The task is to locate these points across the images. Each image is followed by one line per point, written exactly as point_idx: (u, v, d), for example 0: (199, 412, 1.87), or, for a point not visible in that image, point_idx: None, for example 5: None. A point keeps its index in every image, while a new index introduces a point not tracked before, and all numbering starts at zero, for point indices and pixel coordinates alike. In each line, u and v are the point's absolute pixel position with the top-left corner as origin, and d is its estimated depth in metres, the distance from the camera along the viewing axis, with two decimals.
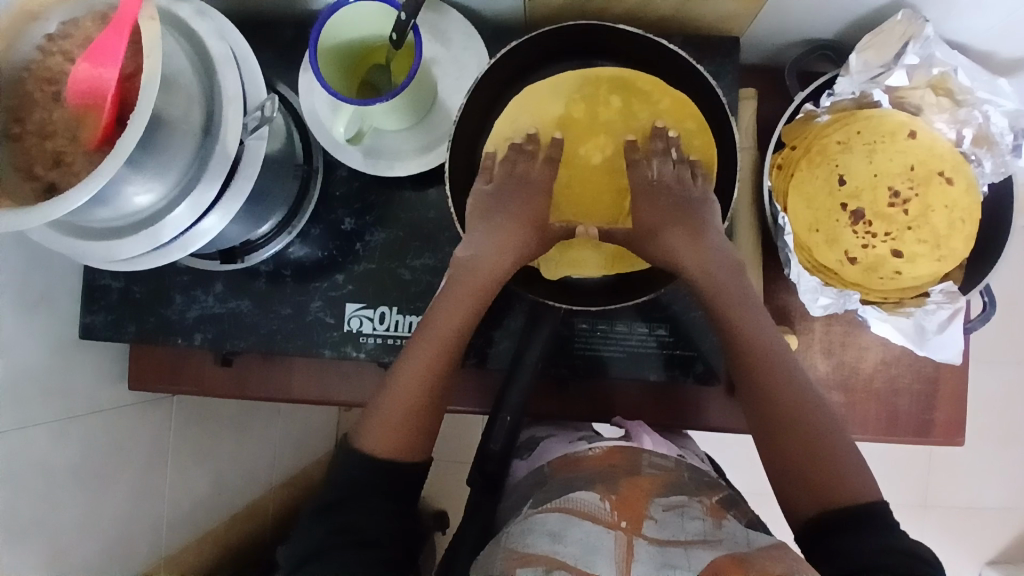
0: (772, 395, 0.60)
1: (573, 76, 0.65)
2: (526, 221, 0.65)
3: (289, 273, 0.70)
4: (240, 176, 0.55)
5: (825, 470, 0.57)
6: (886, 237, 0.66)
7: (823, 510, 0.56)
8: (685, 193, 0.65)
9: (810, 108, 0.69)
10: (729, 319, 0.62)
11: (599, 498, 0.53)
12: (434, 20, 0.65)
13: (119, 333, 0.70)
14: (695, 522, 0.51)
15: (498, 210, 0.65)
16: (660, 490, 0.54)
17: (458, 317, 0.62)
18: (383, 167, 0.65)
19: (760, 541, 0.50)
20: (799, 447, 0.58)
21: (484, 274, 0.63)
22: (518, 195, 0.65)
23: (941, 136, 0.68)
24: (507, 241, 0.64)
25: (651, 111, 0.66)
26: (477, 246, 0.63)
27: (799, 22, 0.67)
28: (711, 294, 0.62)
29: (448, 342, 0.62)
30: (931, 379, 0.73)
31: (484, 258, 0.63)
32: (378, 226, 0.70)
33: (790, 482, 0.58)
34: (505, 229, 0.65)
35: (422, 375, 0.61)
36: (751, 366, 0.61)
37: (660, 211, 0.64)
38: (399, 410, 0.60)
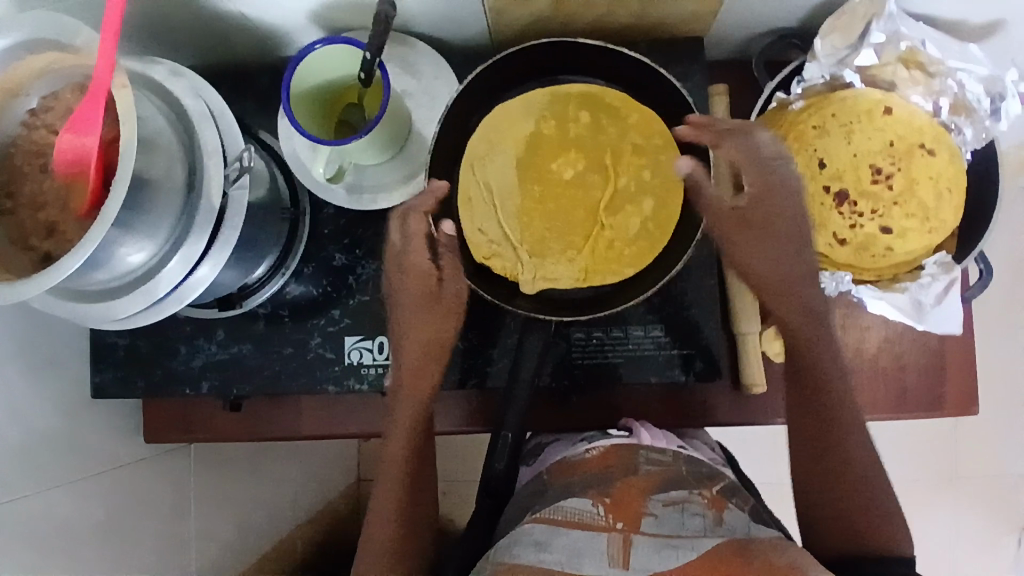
0: (833, 443, 0.62)
1: (541, 95, 0.67)
2: (434, 302, 0.65)
3: (287, 313, 0.71)
4: (226, 227, 0.56)
5: (861, 520, 0.60)
6: (873, 215, 0.67)
7: (846, 553, 0.59)
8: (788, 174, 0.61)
9: (781, 97, 0.69)
10: (815, 354, 0.63)
11: (591, 504, 0.54)
12: (403, 53, 0.67)
13: (130, 388, 0.72)
14: (694, 519, 0.53)
15: (399, 295, 0.65)
16: (658, 487, 0.56)
17: (399, 446, 0.65)
18: (366, 202, 0.66)
19: (761, 532, 0.52)
20: (839, 485, 0.61)
21: (413, 382, 0.65)
22: (400, 279, 0.65)
23: (917, 109, 0.68)
24: (428, 324, 0.65)
25: (621, 126, 0.67)
26: (400, 346, 0.66)
27: (761, 16, 0.68)
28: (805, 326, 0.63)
29: (401, 463, 0.65)
30: (937, 352, 0.72)
31: (404, 381, 0.65)
32: (369, 259, 0.71)
33: (822, 524, 0.61)
34: (421, 323, 0.65)
35: (389, 504, 0.64)
36: (825, 411, 0.62)
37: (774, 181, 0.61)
38: (378, 545, 0.63)
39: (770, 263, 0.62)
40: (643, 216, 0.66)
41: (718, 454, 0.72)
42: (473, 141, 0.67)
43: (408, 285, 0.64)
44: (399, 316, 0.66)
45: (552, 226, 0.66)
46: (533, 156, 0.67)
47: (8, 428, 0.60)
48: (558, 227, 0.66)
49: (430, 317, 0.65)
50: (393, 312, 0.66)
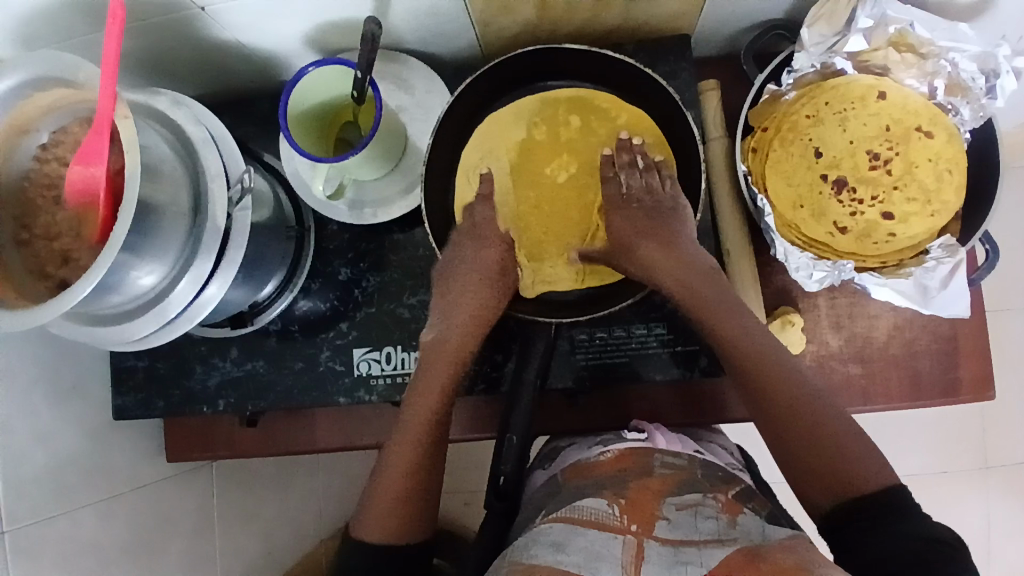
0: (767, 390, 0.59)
1: (531, 101, 0.68)
2: (477, 275, 0.69)
3: (297, 328, 0.73)
4: (232, 248, 0.58)
5: (840, 461, 0.56)
6: (873, 201, 0.66)
7: (840, 502, 0.55)
8: (657, 201, 0.69)
9: (772, 89, 0.69)
10: (725, 326, 0.61)
11: (606, 504, 0.53)
12: (396, 70, 0.69)
13: (150, 409, 0.74)
14: (709, 522, 0.51)
15: (453, 270, 0.68)
16: (672, 490, 0.55)
17: (430, 403, 0.65)
18: (369, 216, 0.68)
19: (776, 534, 0.51)
20: (807, 438, 0.58)
21: (458, 346, 0.67)
22: (465, 252, 0.69)
23: (911, 92, 0.68)
24: (475, 290, 0.69)
25: (611, 127, 0.68)
26: (452, 312, 0.68)
27: (746, 10, 0.68)
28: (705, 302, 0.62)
29: (427, 425, 0.64)
30: (949, 336, 0.71)
31: (447, 341, 0.67)
32: (373, 272, 0.72)
33: (805, 478, 0.57)
34: (466, 294, 0.68)
35: (406, 461, 0.64)
36: (750, 366, 0.60)
37: (635, 221, 0.68)
38: (388, 502, 0.63)
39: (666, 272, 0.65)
40: None
41: (738, 461, 0.69)
42: (467, 151, 0.69)
43: (472, 256, 0.69)
44: (450, 284, 0.68)
45: (550, 229, 0.69)
46: (526, 162, 0.68)
47: (34, 451, 0.62)
48: (558, 235, 0.69)
49: (484, 290, 0.69)
50: (446, 279, 0.69)
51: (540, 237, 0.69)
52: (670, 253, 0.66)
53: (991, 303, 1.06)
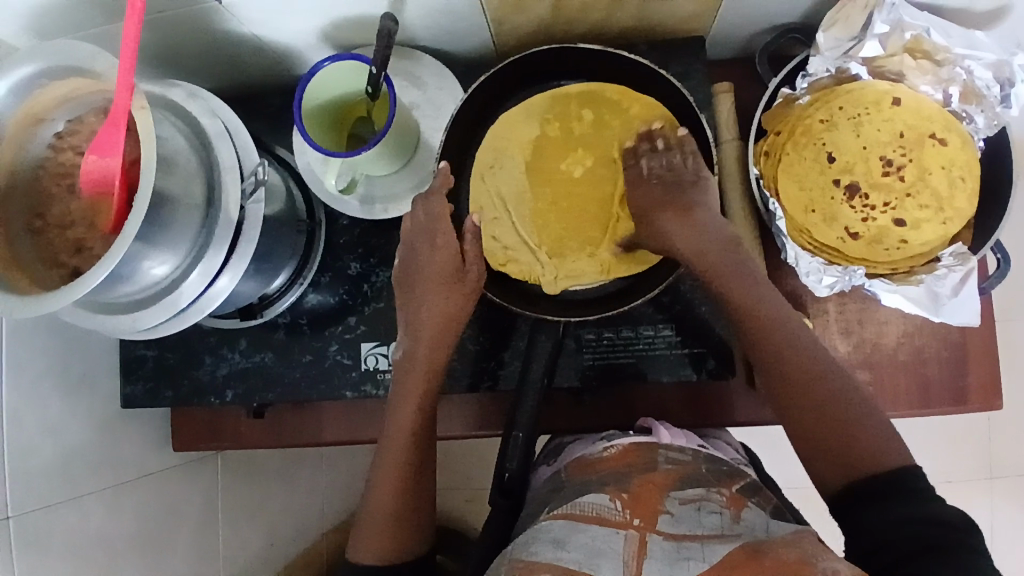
0: (784, 365, 0.59)
1: (542, 98, 0.68)
2: (442, 281, 0.66)
3: (305, 322, 0.73)
4: (244, 240, 0.58)
5: (856, 437, 0.56)
6: (886, 207, 0.66)
7: (852, 479, 0.55)
8: (679, 178, 0.64)
9: (786, 92, 0.69)
10: (742, 295, 0.61)
11: (608, 499, 0.54)
12: (408, 66, 0.69)
13: (158, 399, 0.75)
14: (712, 517, 0.52)
15: (414, 274, 0.67)
16: (675, 484, 0.55)
17: (408, 419, 0.65)
18: (381, 212, 0.68)
19: (780, 530, 0.51)
20: (817, 420, 0.58)
21: (428, 360, 0.65)
22: (425, 260, 0.66)
23: (925, 98, 0.68)
24: (440, 297, 0.66)
25: (624, 119, 0.67)
26: (418, 322, 0.66)
27: (759, 12, 0.68)
28: (718, 268, 0.62)
29: (407, 442, 0.65)
30: (959, 344, 0.71)
31: (416, 356, 0.65)
32: (383, 267, 0.73)
33: (817, 454, 0.57)
34: (433, 300, 0.66)
35: (394, 482, 0.64)
36: (766, 341, 0.60)
37: (653, 195, 0.64)
38: (382, 521, 0.63)
39: (686, 237, 0.62)
40: None
41: (743, 457, 0.69)
42: (480, 154, 0.68)
43: (432, 262, 0.66)
44: (415, 293, 0.66)
45: (563, 225, 0.67)
46: (537, 159, 0.67)
47: (44, 438, 0.63)
48: (570, 232, 0.67)
49: (451, 296, 0.66)
50: (410, 289, 0.67)
51: (553, 235, 0.67)
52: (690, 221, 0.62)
53: (1003, 311, 1.05)
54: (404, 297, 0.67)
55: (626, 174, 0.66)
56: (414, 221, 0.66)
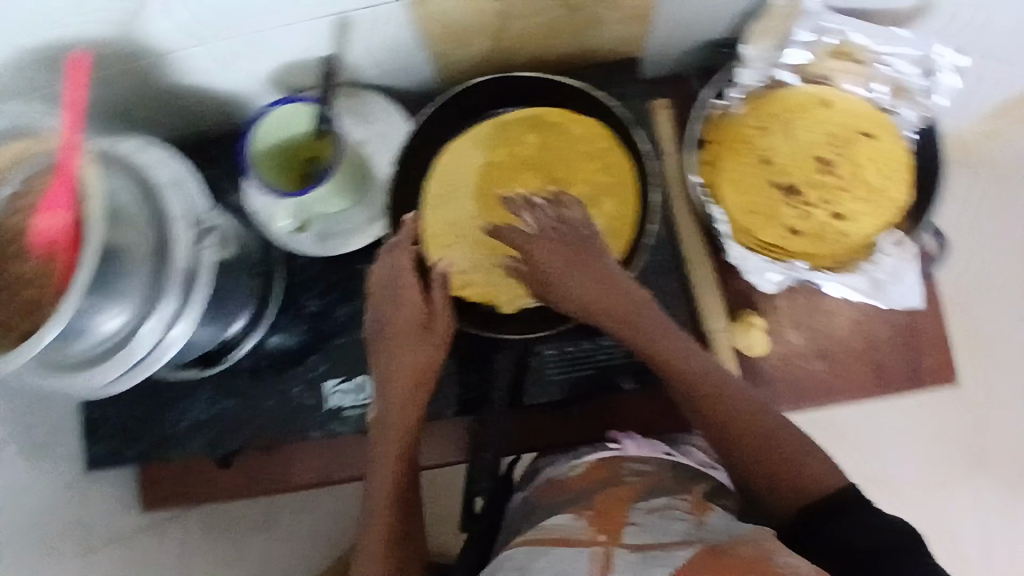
0: (716, 411, 0.57)
1: (487, 126, 0.69)
2: (405, 336, 0.62)
3: (267, 364, 0.73)
4: (197, 287, 0.57)
5: (794, 464, 0.55)
6: (824, 203, 0.69)
7: (805, 509, 0.53)
8: (573, 229, 0.60)
9: (717, 104, 0.72)
10: (668, 350, 0.59)
11: (573, 518, 0.54)
12: (356, 105, 0.68)
13: (128, 455, 0.73)
14: (677, 525, 0.51)
15: (380, 331, 0.63)
16: (639, 497, 0.56)
17: (388, 475, 0.61)
18: (336, 247, 0.69)
19: (743, 530, 0.50)
20: (757, 453, 0.56)
21: (402, 414, 0.62)
22: (392, 314, 0.62)
23: (852, 100, 0.72)
24: (411, 350, 0.62)
25: (567, 140, 0.67)
26: (389, 376, 0.62)
27: (693, 31, 0.71)
28: (641, 329, 0.60)
29: (393, 500, 0.61)
30: (907, 327, 0.73)
31: (391, 413, 0.62)
32: (342, 302, 0.73)
33: (766, 488, 0.55)
34: (407, 355, 0.62)
35: (382, 543, 0.60)
36: (697, 389, 0.58)
37: (555, 252, 0.59)
38: None
39: (602, 302, 0.59)
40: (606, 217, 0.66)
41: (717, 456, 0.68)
42: (430, 182, 0.69)
43: (398, 314, 0.62)
44: (384, 350, 0.62)
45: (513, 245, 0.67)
46: (488, 183, 0.68)
47: None
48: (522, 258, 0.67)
49: (422, 346, 0.63)
50: (378, 343, 0.63)
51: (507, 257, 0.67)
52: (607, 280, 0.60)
53: None
54: (375, 356, 0.63)
55: (511, 234, 0.60)
56: (381, 268, 0.62)
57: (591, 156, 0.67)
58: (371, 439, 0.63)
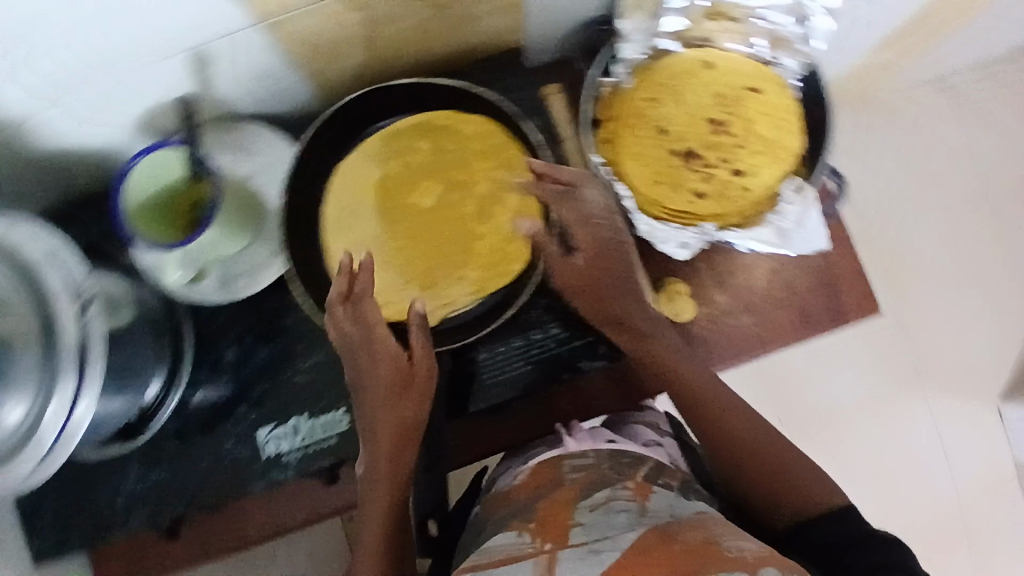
0: (723, 433, 0.63)
1: (374, 140, 0.65)
2: (385, 386, 0.60)
3: (194, 424, 0.69)
4: (93, 356, 0.52)
5: (791, 482, 0.60)
6: (723, 162, 0.70)
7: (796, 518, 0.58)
8: (602, 234, 0.62)
9: (607, 81, 0.72)
10: (686, 370, 0.65)
11: (518, 535, 0.55)
12: (236, 137, 0.65)
13: (65, 547, 0.69)
14: (620, 515, 0.53)
15: (361, 381, 0.61)
16: (583, 494, 0.57)
17: (378, 523, 0.60)
18: (243, 288, 0.66)
19: (683, 510, 0.54)
20: (760, 473, 0.61)
21: (388, 465, 0.60)
22: (368, 371, 0.60)
23: (733, 57, 0.73)
24: (393, 400, 0.60)
25: (459, 140, 0.65)
26: (374, 431, 0.61)
27: (570, 14, 0.70)
28: (654, 348, 0.66)
29: (382, 548, 0.60)
30: (823, 268, 0.75)
31: (379, 467, 0.60)
32: (260, 345, 0.69)
33: (760, 501, 0.60)
34: (388, 406, 0.60)
35: None
36: (708, 414, 0.64)
37: (594, 236, 0.62)
38: None
39: (626, 304, 0.65)
40: (513, 210, 0.64)
41: (662, 432, 0.69)
42: (326, 204, 0.64)
43: (376, 372, 0.60)
44: (369, 401, 0.61)
45: (420, 255, 0.64)
46: (384, 197, 0.64)
47: None
48: (435, 269, 0.64)
49: (405, 403, 0.61)
50: (360, 393, 0.62)
51: (417, 270, 0.64)
52: (631, 283, 0.65)
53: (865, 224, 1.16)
54: (360, 404, 0.62)
55: (569, 207, 0.60)
56: (337, 327, 0.59)
57: (487, 153, 0.64)
58: (360, 491, 0.62)
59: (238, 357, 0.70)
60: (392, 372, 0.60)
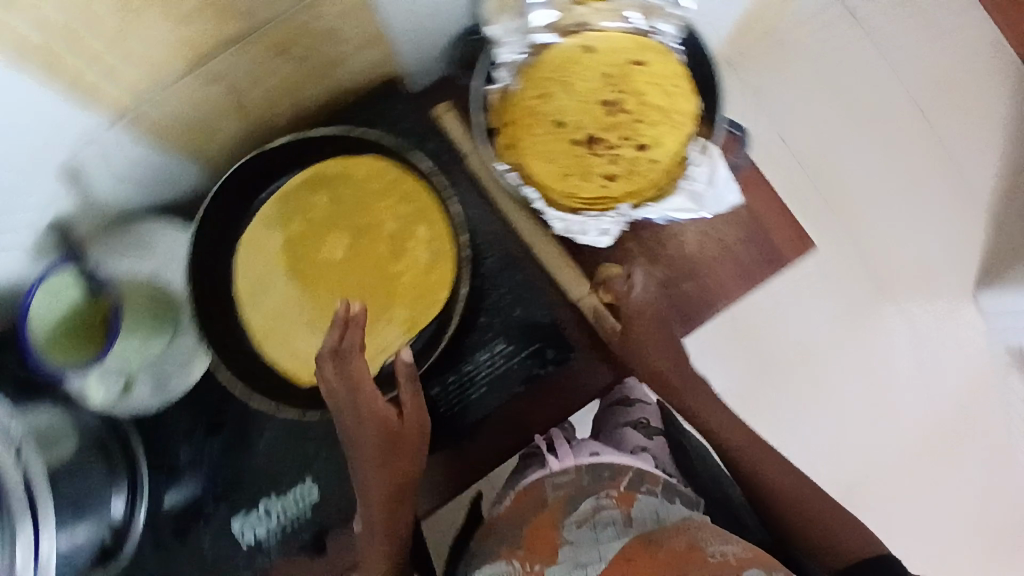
0: (761, 479, 0.66)
1: (271, 205, 0.63)
2: (375, 444, 0.57)
3: (165, 535, 0.67)
4: (44, 493, 0.49)
5: (832, 526, 0.62)
6: (625, 140, 0.70)
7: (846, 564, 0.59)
8: (638, 304, 0.68)
9: (491, 89, 0.69)
10: (718, 425, 0.69)
11: (505, 564, 0.54)
12: (128, 237, 0.63)
13: None
14: (608, 529, 0.54)
15: (354, 441, 0.57)
16: (566, 513, 0.57)
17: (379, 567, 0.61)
18: (177, 387, 0.66)
19: (670, 516, 0.55)
20: (800, 516, 0.63)
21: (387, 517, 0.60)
22: (359, 431, 0.56)
23: (610, 31, 0.70)
24: (387, 459, 0.58)
25: (355, 186, 0.64)
26: (368, 491, 0.58)
27: (438, 28, 0.68)
28: (688, 407, 0.70)
29: None
30: (748, 216, 0.75)
31: (375, 520, 0.60)
32: (212, 436, 0.68)
33: (801, 541, 0.62)
34: (382, 465, 0.58)
35: None
36: (748, 459, 0.67)
37: (639, 308, 0.68)
38: None
39: (667, 364, 0.69)
40: (426, 241, 0.62)
41: (651, 430, 0.73)
42: (239, 281, 0.62)
43: (365, 434, 0.56)
44: (359, 460, 0.58)
45: None
46: (294, 261, 0.63)
47: None
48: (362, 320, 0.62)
49: (399, 461, 0.59)
50: (352, 452, 0.58)
51: None
52: (656, 342, 0.68)
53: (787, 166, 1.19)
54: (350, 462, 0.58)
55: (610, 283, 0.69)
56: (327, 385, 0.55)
57: (387, 190, 0.63)
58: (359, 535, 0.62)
59: (193, 454, 0.67)
60: (381, 432, 0.57)
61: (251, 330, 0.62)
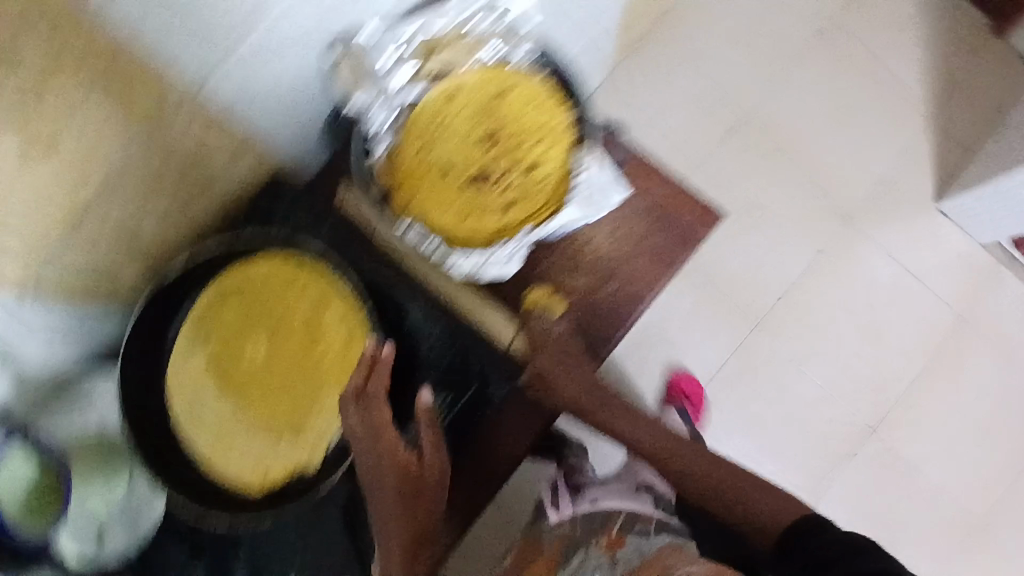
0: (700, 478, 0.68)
1: (186, 327, 0.65)
2: (391, 486, 0.61)
3: None
4: None
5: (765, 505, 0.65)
6: (513, 165, 0.70)
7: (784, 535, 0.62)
8: (558, 340, 0.70)
9: (376, 157, 0.69)
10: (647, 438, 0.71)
11: None
12: (61, 397, 0.67)
13: None
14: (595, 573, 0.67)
15: (373, 480, 0.61)
16: (562, 562, 0.70)
17: None
18: (147, 522, 0.67)
19: (649, 549, 0.67)
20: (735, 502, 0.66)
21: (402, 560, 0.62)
22: (379, 468, 0.60)
23: (469, 70, 0.71)
24: (404, 497, 0.61)
25: (261, 288, 0.66)
26: (386, 537, 0.61)
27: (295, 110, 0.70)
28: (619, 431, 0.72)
29: None
30: (652, 203, 0.76)
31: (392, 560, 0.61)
32: (191, 557, 0.68)
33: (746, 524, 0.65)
34: (400, 504, 0.61)
35: None
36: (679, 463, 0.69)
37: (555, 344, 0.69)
38: None
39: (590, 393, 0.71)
40: (339, 319, 0.66)
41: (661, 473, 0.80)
42: (173, 406, 0.64)
43: (384, 472, 0.60)
44: (378, 497, 0.61)
45: (278, 404, 0.65)
46: (222, 373, 0.65)
47: None
48: (301, 410, 0.65)
49: (415, 507, 0.62)
50: (370, 490, 0.62)
51: (284, 419, 0.65)
52: (583, 372, 0.71)
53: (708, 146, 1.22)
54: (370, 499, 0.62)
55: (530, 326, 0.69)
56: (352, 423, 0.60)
57: (291, 283, 0.66)
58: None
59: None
60: (401, 470, 0.61)
61: (198, 447, 0.64)
